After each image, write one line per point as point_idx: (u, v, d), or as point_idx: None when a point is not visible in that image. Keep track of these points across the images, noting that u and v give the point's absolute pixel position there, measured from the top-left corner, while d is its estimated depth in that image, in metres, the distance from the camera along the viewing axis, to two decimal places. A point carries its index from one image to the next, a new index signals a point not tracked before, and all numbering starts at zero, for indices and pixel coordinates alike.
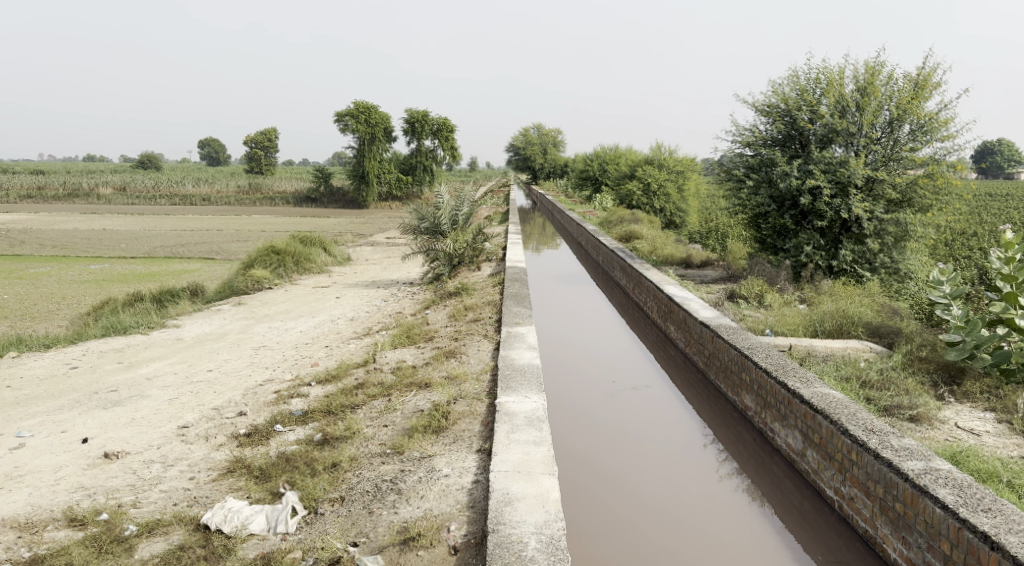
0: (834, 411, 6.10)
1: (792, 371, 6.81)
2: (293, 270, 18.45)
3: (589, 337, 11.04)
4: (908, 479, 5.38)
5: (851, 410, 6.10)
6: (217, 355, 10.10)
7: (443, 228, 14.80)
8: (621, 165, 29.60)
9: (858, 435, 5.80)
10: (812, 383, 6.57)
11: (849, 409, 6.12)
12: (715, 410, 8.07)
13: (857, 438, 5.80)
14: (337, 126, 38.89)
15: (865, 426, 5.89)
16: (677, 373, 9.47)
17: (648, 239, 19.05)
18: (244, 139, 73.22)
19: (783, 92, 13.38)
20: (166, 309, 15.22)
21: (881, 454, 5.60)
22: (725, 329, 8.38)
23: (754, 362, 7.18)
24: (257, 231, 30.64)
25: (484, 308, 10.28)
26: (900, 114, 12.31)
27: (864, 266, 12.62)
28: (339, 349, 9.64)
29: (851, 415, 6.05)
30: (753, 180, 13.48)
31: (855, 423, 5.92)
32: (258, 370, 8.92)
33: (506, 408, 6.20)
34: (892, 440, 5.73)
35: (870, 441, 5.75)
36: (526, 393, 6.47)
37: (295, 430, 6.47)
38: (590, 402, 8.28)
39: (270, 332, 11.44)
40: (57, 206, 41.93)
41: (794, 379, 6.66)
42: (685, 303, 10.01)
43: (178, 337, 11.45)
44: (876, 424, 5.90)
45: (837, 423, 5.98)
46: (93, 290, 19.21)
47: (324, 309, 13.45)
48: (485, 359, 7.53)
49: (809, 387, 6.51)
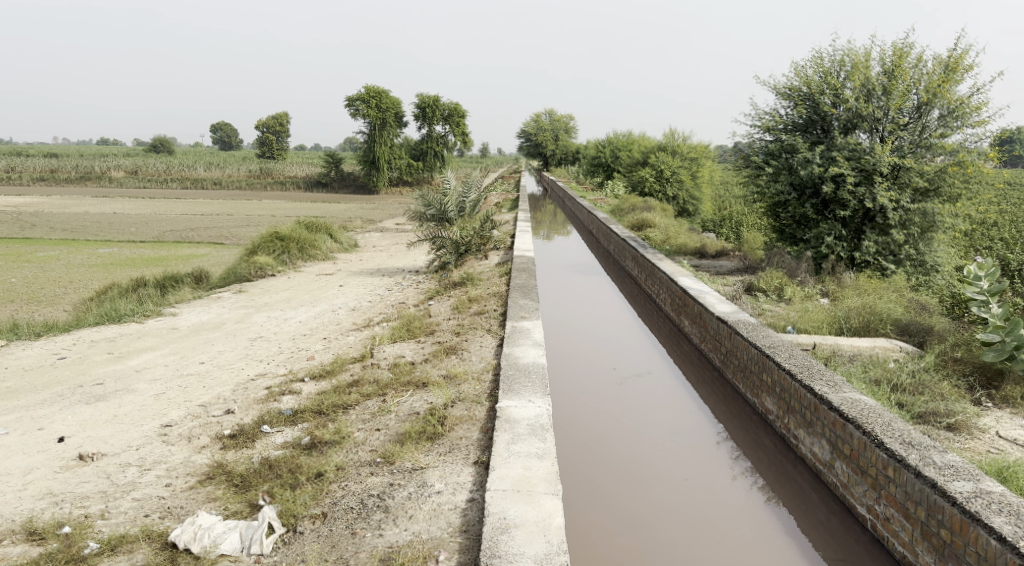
0: (867, 421, 5.63)
1: (818, 374, 6.32)
2: (298, 257, 18.04)
3: (599, 330, 10.59)
4: (957, 504, 4.92)
5: (885, 420, 5.62)
6: (211, 345, 9.69)
7: (449, 215, 14.58)
8: (633, 152, 29.05)
9: (897, 449, 5.33)
10: (840, 387, 6.09)
11: (883, 417, 5.65)
12: (731, 412, 7.63)
13: (895, 453, 5.34)
14: (348, 110, 38.34)
15: (903, 439, 5.42)
16: (691, 370, 9.01)
17: (662, 228, 18.54)
18: (256, 123, 72.94)
19: (805, 75, 12.87)
20: (167, 295, 14.86)
21: (924, 472, 5.14)
22: (744, 326, 7.90)
23: (777, 362, 6.69)
24: (267, 216, 30.29)
25: (490, 300, 9.83)
26: (929, 98, 11.74)
27: (888, 258, 12.09)
28: (337, 341, 9.21)
29: (886, 425, 5.58)
30: (773, 167, 12.97)
31: (892, 435, 5.45)
32: (251, 363, 8.51)
33: (507, 415, 5.75)
34: (935, 456, 5.26)
35: (910, 457, 5.28)
36: (529, 397, 6.02)
37: (282, 432, 6.04)
38: (598, 399, 7.85)
39: (269, 322, 11.03)
40: (69, 188, 41.73)
41: (821, 383, 6.18)
42: (701, 296, 9.54)
43: (174, 325, 11.07)
44: (916, 437, 5.43)
45: (871, 434, 5.51)
46: (98, 274, 18.91)
47: (326, 297, 13.03)
48: (488, 356, 7.07)
49: (837, 392, 6.03)
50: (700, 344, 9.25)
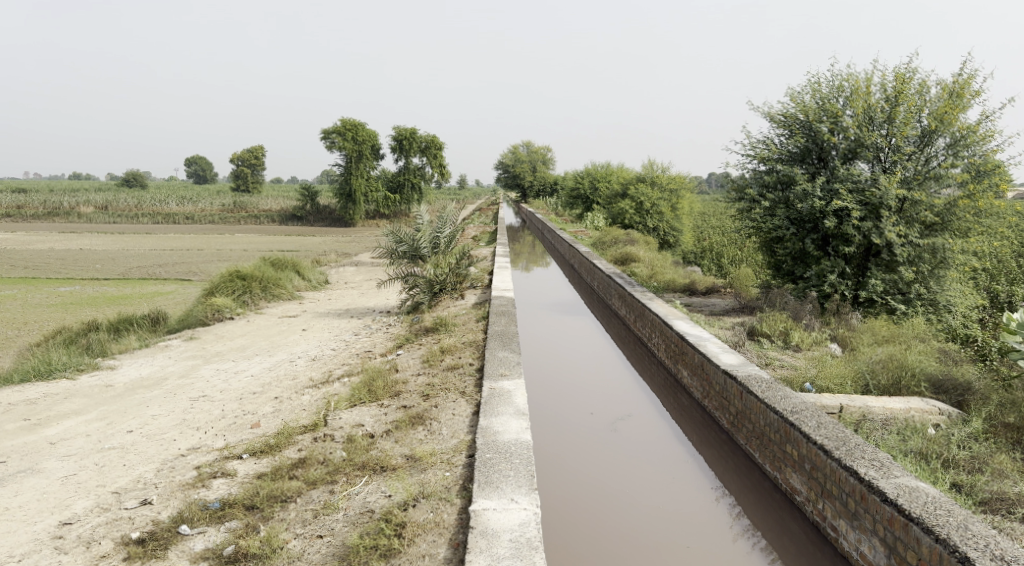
0: (937, 523, 4.76)
1: (856, 450, 5.39)
2: (260, 297, 16.81)
3: (586, 379, 9.53)
4: None
5: (961, 522, 4.77)
6: (145, 408, 8.51)
7: (423, 252, 13.46)
8: (612, 183, 28.25)
9: None
10: (891, 472, 5.17)
11: (957, 516, 4.80)
12: (747, 488, 6.64)
13: None
14: (323, 143, 37.27)
15: (991, 551, 4.59)
16: (693, 433, 7.93)
17: (647, 262, 17.54)
18: (231, 156, 71.68)
19: (802, 101, 12.00)
20: (116, 341, 13.62)
21: None
22: (757, 384, 6.80)
23: (804, 434, 5.72)
24: (239, 251, 29.03)
25: (465, 350, 8.69)
26: (935, 126, 10.85)
27: (897, 297, 11.06)
28: (289, 401, 8.10)
29: (963, 529, 4.73)
30: (769, 201, 12.02)
31: (977, 547, 4.61)
32: (186, 432, 7.36)
33: (485, 526, 4.83)
34: None
35: None
36: (512, 495, 5.06)
37: (203, 536, 5.14)
38: (589, 459, 6.99)
39: (216, 378, 9.84)
40: (37, 224, 40.29)
41: (864, 464, 5.25)
42: (701, 344, 8.50)
43: (110, 383, 9.85)
44: (1006, 548, 4.61)
45: (952, 546, 4.64)
46: (54, 314, 17.66)
47: (285, 345, 11.83)
48: (462, 430, 5.94)
49: (889, 478, 5.12)
50: (701, 400, 8.21)
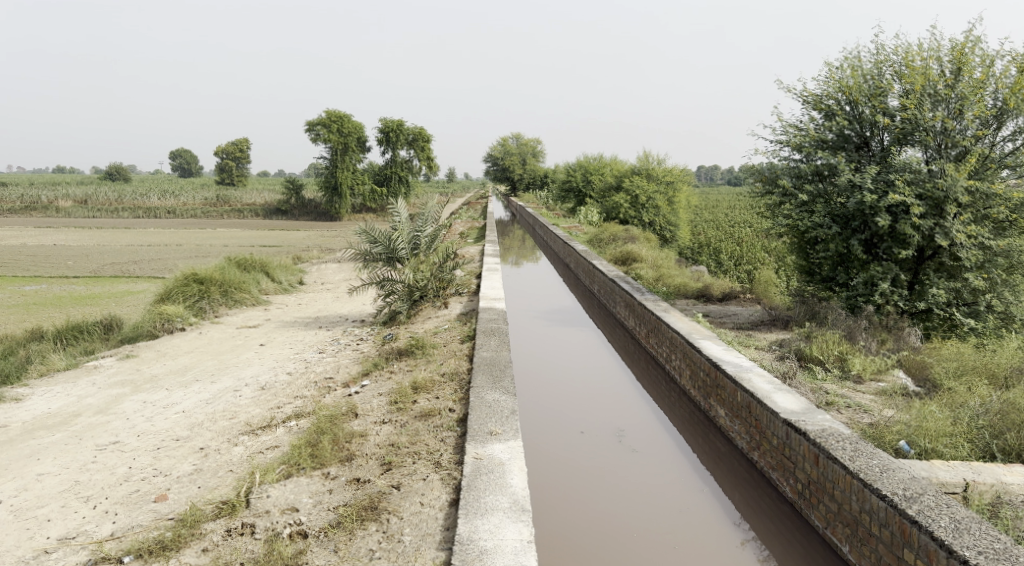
0: None
1: None
2: (221, 303, 14.79)
3: (591, 405, 7.92)
4: None
5: None
6: (33, 463, 6.67)
7: (400, 254, 11.48)
8: (606, 175, 26.37)
9: None
10: None
11: None
12: (787, 540, 5.74)
13: None
14: (308, 135, 35.27)
15: None
16: (730, 484, 6.46)
17: (651, 263, 15.66)
18: (216, 149, 69.73)
19: (843, 77, 10.16)
20: (56, 351, 11.69)
21: None
22: (842, 449, 5.21)
23: (948, 550, 4.39)
24: (219, 246, 27.03)
25: (444, 386, 6.77)
26: (1010, 105, 9.05)
27: (962, 309, 9.25)
28: (216, 455, 6.32)
29: None
30: (806, 195, 10.15)
31: None
32: (69, 506, 5.57)
33: None
34: None
35: None
36: None
37: None
38: (626, 531, 5.74)
39: (139, 415, 7.95)
40: (13, 218, 38.09)
41: None
42: (744, 373, 6.77)
43: (4, 424, 7.91)
44: None
45: None
46: (14, 317, 15.75)
47: (235, 366, 9.94)
48: (426, 550, 4.58)
49: None
50: (742, 446, 6.57)
